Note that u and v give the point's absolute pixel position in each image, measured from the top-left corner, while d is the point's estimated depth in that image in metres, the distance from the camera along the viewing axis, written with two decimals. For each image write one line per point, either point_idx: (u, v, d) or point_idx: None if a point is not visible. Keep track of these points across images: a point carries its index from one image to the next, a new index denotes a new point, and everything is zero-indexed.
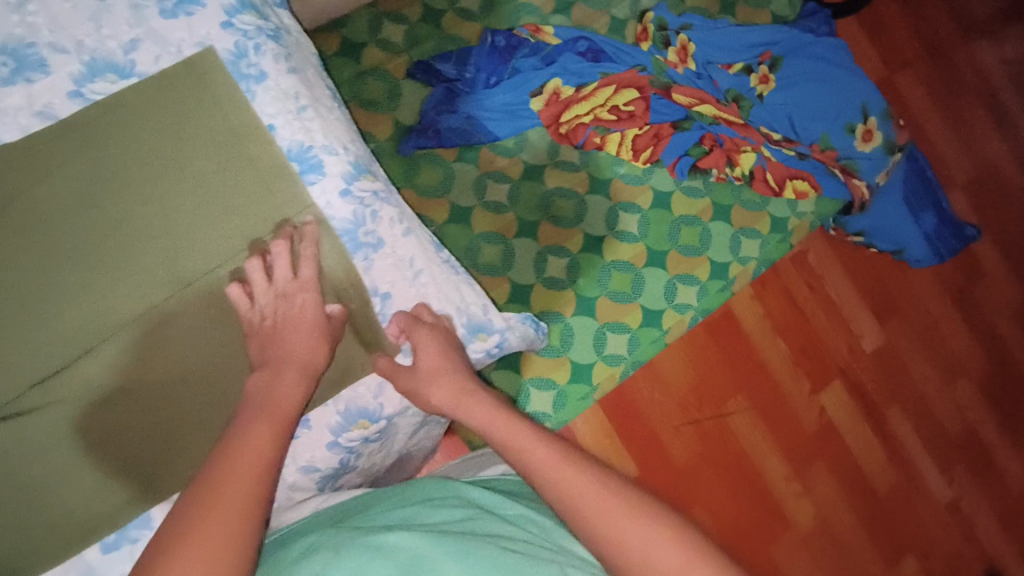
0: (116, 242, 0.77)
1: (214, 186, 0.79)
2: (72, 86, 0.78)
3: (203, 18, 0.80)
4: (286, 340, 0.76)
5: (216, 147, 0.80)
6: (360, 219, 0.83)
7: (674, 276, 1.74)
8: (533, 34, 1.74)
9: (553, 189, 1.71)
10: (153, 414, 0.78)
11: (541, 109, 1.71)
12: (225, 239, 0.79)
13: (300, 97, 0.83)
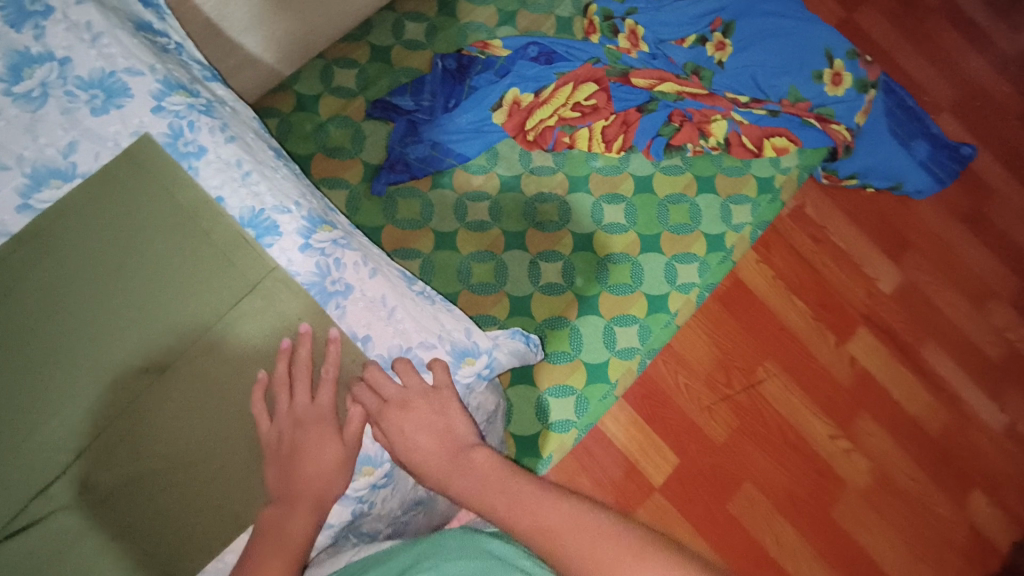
0: (89, 341, 0.79)
1: (175, 266, 0.82)
2: (20, 199, 0.80)
3: (134, 108, 0.84)
4: (308, 433, 0.81)
5: (172, 230, 0.83)
6: (324, 270, 0.85)
7: (672, 257, 1.71)
8: (482, 50, 1.75)
9: (534, 196, 1.71)
10: (156, 503, 0.78)
11: (505, 122, 1.71)
12: (194, 316, 0.81)
13: (242, 164, 0.87)
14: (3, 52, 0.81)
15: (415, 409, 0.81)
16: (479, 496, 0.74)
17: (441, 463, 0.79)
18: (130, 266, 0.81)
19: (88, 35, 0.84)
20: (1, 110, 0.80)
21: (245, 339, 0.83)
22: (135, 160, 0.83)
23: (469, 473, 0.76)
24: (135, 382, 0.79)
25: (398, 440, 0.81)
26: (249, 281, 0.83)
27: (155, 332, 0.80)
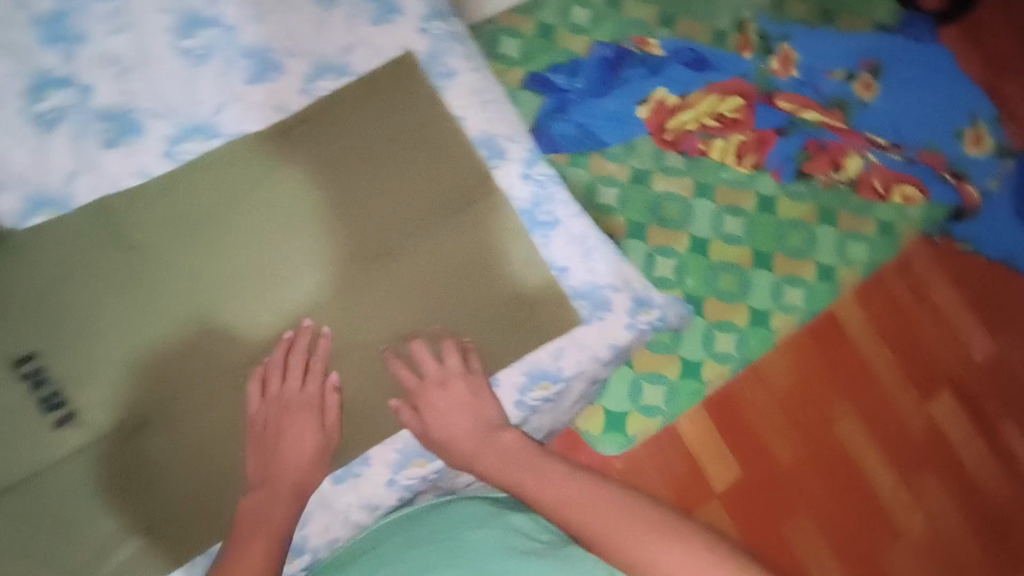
0: (145, 269, 0.75)
1: (242, 222, 0.78)
2: (301, 84, 0.82)
3: (403, 25, 0.86)
4: (288, 417, 0.74)
5: (270, 174, 0.79)
6: (539, 200, 0.86)
7: (778, 277, 1.60)
8: (639, 46, 1.68)
9: (661, 193, 1.61)
10: (156, 477, 0.72)
11: (645, 118, 1.63)
12: (260, 276, 0.77)
13: (485, 92, 0.88)
14: None
15: (453, 389, 0.77)
16: (507, 477, 0.72)
17: (472, 441, 0.76)
18: (335, 167, 0.81)
19: None
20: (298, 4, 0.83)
21: (452, 258, 0.81)
22: (395, 74, 0.84)
23: (496, 451, 0.74)
24: (357, 275, 0.79)
25: (432, 423, 0.77)
26: (456, 203, 0.83)
27: (367, 230, 0.80)
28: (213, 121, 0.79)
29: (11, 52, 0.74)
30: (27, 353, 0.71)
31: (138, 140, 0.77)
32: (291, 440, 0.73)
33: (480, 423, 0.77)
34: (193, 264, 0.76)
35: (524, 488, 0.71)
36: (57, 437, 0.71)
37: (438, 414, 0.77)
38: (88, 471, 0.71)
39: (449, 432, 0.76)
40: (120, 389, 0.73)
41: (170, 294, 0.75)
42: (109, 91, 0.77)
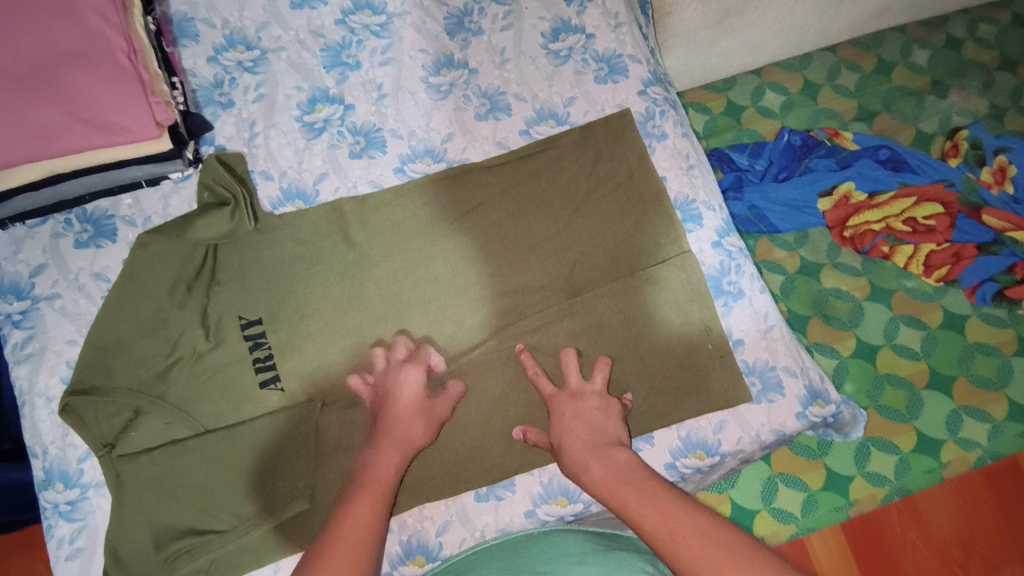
0: (319, 273, 0.83)
1: (413, 246, 0.85)
2: (524, 126, 0.91)
3: (626, 86, 0.93)
4: (397, 378, 0.77)
5: (456, 202, 0.87)
6: (725, 270, 0.86)
7: (961, 405, 1.26)
8: (830, 137, 1.42)
9: (830, 289, 1.36)
10: (293, 472, 0.76)
11: (827, 211, 1.36)
12: (431, 300, 0.83)
13: (690, 157, 0.91)
14: (552, 18, 0.95)
15: (586, 400, 0.77)
16: (609, 493, 0.69)
17: (587, 451, 0.73)
18: (541, 204, 0.88)
19: (615, 21, 0.95)
20: (535, 57, 0.93)
21: (634, 308, 0.84)
22: (613, 128, 0.90)
23: (604, 463, 0.71)
24: (540, 306, 0.84)
25: (558, 435, 0.76)
26: (646, 258, 0.86)
27: (558, 267, 0.86)
28: (441, 147, 0.89)
29: (301, 70, 0.89)
30: (253, 318, 0.81)
31: (378, 154, 0.88)
32: (399, 397, 0.76)
33: (598, 434, 0.74)
34: (402, 268, 0.84)
35: (624, 503, 0.67)
36: (229, 407, 0.79)
37: (564, 420, 0.76)
38: (273, 429, 0.77)
39: (568, 430, 0.75)
40: (317, 362, 0.80)
41: (376, 288, 0.83)
42: (358, 109, 0.89)
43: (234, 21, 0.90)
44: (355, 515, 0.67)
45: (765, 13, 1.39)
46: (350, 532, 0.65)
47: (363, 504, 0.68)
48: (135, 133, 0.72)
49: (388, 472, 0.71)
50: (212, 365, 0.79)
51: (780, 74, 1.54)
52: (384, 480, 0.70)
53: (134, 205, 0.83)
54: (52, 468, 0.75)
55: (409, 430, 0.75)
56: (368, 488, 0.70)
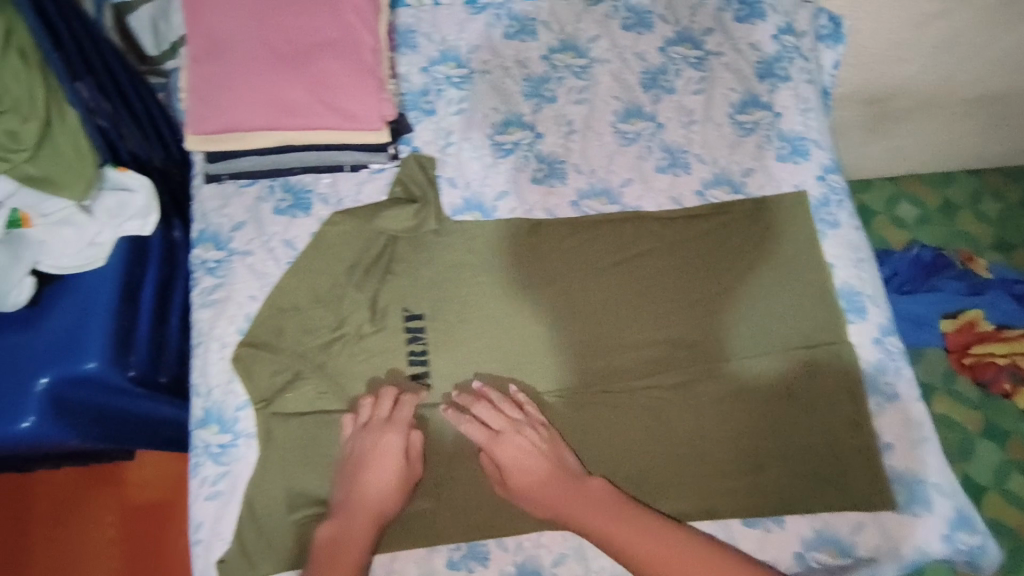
0: (479, 283, 0.86)
1: (577, 280, 0.87)
2: (699, 187, 0.93)
3: (806, 169, 0.94)
4: (376, 438, 0.76)
5: (617, 246, 0.89)
6: (882, 368, 0.84)
7: None
8: (964, 261, 1.34)
9: (940, 415, 1.27)
10: (432, 468, 0.80)
11: (948, 332, 1.22)
12: (583, 333, 0.85)
13: (861, 251, 0.90)
14: (743, 90, 0.98)
15: (529, 441, 0.77)
16: (596, 530, 0.71)
17: (554, 494, 0.75)
18: (704, 264, 0.88)
19: (806, 105, 0.97)
20: (721, 125, 0.96)
21: (781, 385, 0.83)
22: (785, 207, 0.91)
23: (583, 498, 0.74)
24: (687, 363, 0.84)
25: (510, 472, 0.76)
26: (801, 338, 0.84)
27: (711, 328, 0.85)
28: (618, 190, 0.92)
29: (502, 95, 0.95)
30: (416, 312, 0.84)
31: (558, 184, 0.91)
32: (376, 462, 0.75)
33: (562, 470, 0.76)
34: (558, 296, 0.86)
35: (612, 540, 0.71)
36: (377, 390, 0.82)
37: (514, 465, 0.76)
38: (419, 421, 0.81)
39: (530, 489, 0.75)
40: (465, 367, 0.83)
41: (531, 308, 0.86)
42: (546, 140, 0.93)
43: (450, 40, 0.97)
44: None
45: (924, 124, 1.40)
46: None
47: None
48: (361, 122, 0.77)
49: (357, 548, 0.71)
50: (369, 347, 0.83)
51: (918, 188, 1.52)
52: (361, 552, 0.71)
53: (331, 186, 0.89)
54: (211, 409, 0.79)
55: (378, 498, 0.74)
56: (334, 565, 0.69)
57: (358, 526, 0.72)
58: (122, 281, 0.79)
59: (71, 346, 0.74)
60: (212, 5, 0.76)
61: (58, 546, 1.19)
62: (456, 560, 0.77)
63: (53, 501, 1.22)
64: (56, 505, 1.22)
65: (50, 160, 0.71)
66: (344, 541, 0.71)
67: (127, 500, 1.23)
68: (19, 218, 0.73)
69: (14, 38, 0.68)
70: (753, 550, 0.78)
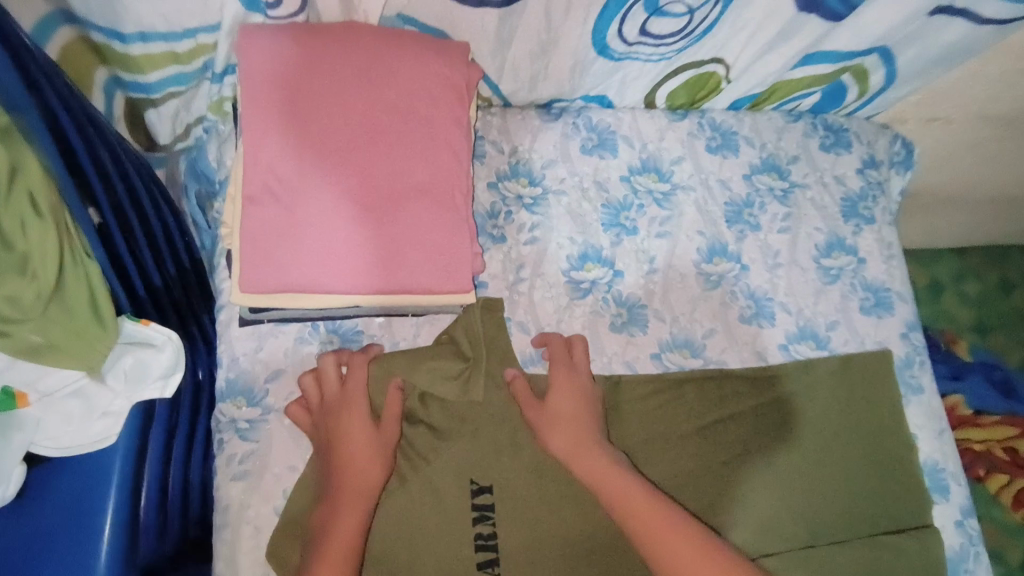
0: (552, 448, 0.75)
1: (670, 433, 0.80)
2: (784, 341, 0.86)
3: (889, 324, 0.89)
4: (341, 404, 0.69)
5: (705, 401, 0.81)
6: (963, 555, 0.81)
7: None
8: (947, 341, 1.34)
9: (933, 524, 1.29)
10: None
11: None
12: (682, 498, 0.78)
13: (942, 419, 0.87)
14: (828, 230, 0.91)
15: (562, 390, 0.74)
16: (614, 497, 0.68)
17: (587, 454, 0.70)
18: (791, 430, 0.82)
19: (888, 251, 0.92)
20: (806, 270, 0.90)
21: (876, 572, 0.78)
22: (870, 370, 0.86)
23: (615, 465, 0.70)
24: (788, 537, 0.79)
25: (545, 432, 0.72)
26: (886, 521, 0.81)
27: (799, 510, 0.80)
28: (701, 343, 0.84)
29: (578, 220, 0.84)
30: (485, 484, 0.73)
31: (639, 332, 0.82)
32: (348, 428, 0.68)
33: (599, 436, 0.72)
34: (651, 451, 0.79)
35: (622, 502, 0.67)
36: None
37: (550, 422, 0.72)
38: None
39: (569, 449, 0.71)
40: (534, 550, 0.72)
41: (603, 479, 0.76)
42: (627, 279, 0.84)
43: (522, 150, 0.85)
44: None
45: (943, 225, 1.40)
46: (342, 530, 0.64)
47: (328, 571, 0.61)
48: (451, 285, 0.65)
49: (350, 536, 0.63)
50: (422, 523, 0.71)
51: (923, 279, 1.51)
52: (350, 540, 0.63)
53: (384, 326, 0.76)
54: None
55: (363, 470, 0.67)
56: (326, 554, 0.62)
57: (367, 466, 0.67)
58: (136, 461, 0.64)
59: (75, 554, 0.60)
60: (270, 151, 0.62)
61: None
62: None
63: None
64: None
65: (58, 322, 0.58)
66: (352, 475, 0.66)
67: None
68: (12, 395, 0.59)
69: (24, 178, 0.53)
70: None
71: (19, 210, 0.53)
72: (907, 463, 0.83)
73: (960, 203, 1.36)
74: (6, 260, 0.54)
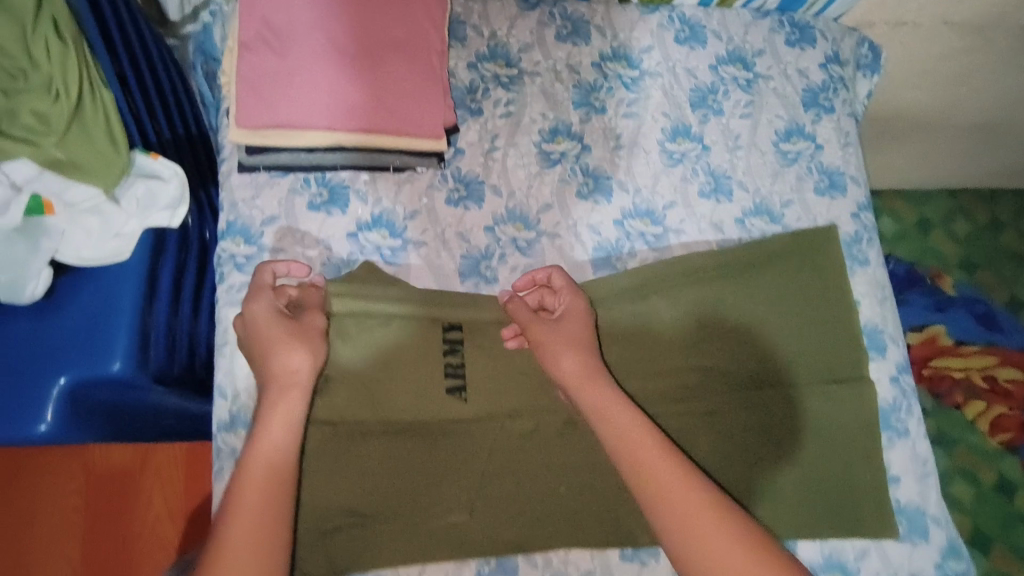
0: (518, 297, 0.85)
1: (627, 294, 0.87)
2: (740, 215, 0.93)
3: (841, 204, 0.95)
4: (262, 315, 0.70)
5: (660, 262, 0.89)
6: (896, 405, 0.90)
7: None
8: (933, 277, 1.38)
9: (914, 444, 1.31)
10: (460, 483, 0.79)
11: (913, 344, 1.28)
12: (636, 356, 0.86)
13: (885, 288, 0.94)
14: (788, 118, 0.97)
15: (569, 323, 0.77)
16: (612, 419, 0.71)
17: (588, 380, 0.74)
18: (739, 294, 0.89)
19: (845, 140, 0.97)
20: (765, 152, 0.95)
21: (805, 417, 0.87)
22: (818, 243, 0.92)
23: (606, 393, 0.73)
24: (732, 389, 0.86)
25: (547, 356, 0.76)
26: (826, 374, 0.88)
27: (748, 362, 0.88)
28: (662, 212, 0.91)
29: (550, 100, 0.92)
30: (455, 322, 0.82)
31: (603, 201, 0.90)
32: (267, 338, 0.69)
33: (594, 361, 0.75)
34: (612, 321, 0.86)
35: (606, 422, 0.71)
36: (403, 400, 0.79)
37: (560, 344, 0.75)
38: (446, 433, 0.79)
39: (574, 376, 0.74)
40: (497, 379, 0.82)
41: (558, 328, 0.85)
42: (592, 153, 0.91)
43: (500, 35, 0.92)
44: (245, 496, 0.61)
45: (939, 158, 1.40)
46: (271, 422, 0.66)
47: (253, 487, 0.62)
48: (424, 130, 0.74)
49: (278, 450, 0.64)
50: (391, 360, 0.79)
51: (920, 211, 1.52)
52: (277, 446, 0.64)
53: (369, 184, 0.84)
54: (239, 413, 0.77)
55: (285, 377, 0.68)
56: (250, 465, 0.63)
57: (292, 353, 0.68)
58: (148, 278, 0.72)
59: (91, 345, 0.69)
60: (263, 3, 0.70)
61: (18, 507, 1.15)
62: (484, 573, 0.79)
63: (11, 464, 1.17)
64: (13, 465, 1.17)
65: (79, 143, 0.67)
66: (281, 366, 0.68)
67: (92, 466, 1.19)
68: (40, 204, 0.67)
69: (49, 7, 0.64)
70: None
71: (45, 32, 0.64)
72: (846, 324, 0.90)
73: (945, 133, 1.35)
74: (36, 77, 0.64)
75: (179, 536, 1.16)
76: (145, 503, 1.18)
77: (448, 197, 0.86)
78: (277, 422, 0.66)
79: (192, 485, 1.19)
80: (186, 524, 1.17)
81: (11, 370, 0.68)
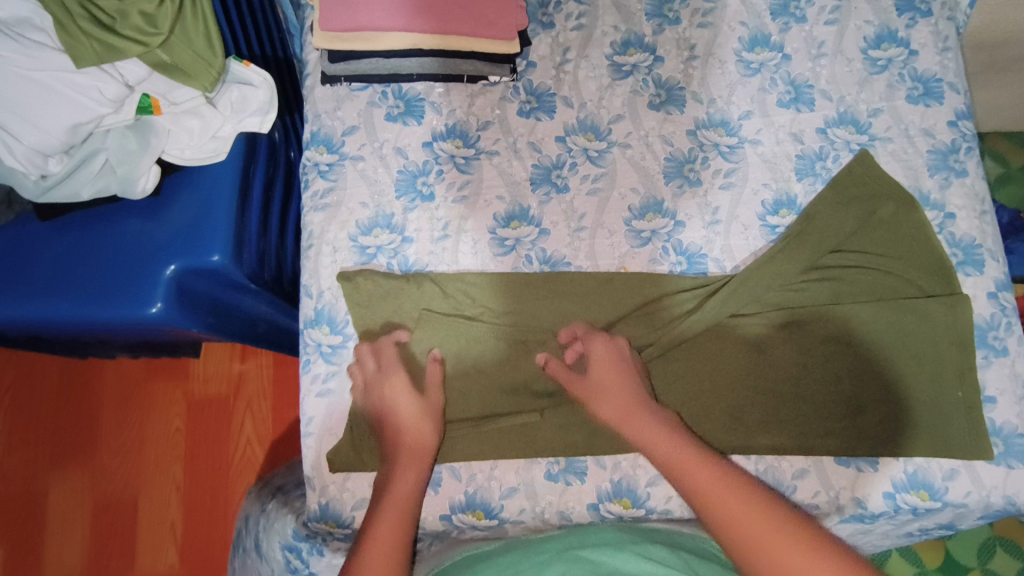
0: (586, 206, 0.85)
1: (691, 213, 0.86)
2: (823, 125, 0.89)
3: (936, 112, 0.89)
4: (387, 384, 0.76)
5: (730, 175, 0.87)
6: (994, 323, 0.83)
7: None
8: None
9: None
10: (526, 387, 0.81)
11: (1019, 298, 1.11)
12: (695, 291, 0.83)
13: (984, 202, 0.87)
14: (879, 23, 0.91)
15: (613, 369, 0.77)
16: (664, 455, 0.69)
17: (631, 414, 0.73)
18: (815, 218, 0.85)
19: (944, 45, 0.90)
20: (851, 60, 0.90)
21: (889, 334, 0.82)
22: (885, 180, 0.86)
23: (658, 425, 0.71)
24: (803, 309, 0.83)
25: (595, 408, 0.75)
26: (910, 291, 0.84)
27: (826, 275, 0.84)
28: (737, 123, 0.89)
29: (623, 13, 0.91)
30: (525, 227, 0.84)
31: (676, 111, 0.89)
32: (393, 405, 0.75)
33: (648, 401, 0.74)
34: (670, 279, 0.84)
35: (672, 461, 0.68)
36: (469, 305, 0.81)
37: (596, 395, 0.76)
38: (511, 342, 0.81)
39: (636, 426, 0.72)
40: (563, 290, 0.82)
41: (636, 255, 0.85)
42: (664, 64, 0.90)
43: None
44: (379, 532, 0.64)
45: None
46: (399, 492, 0.69)
47: (389, 518, 0.66)
48: (496, 31, 0.81)
49: (407, 491, 0.69)
50: (455, 274, 0.82)
51: None
52: (407, 491, 0.69)
53: (444, 96, 0.86)
54: (322, 310, 0.82)
55: (412, 439, 0.74)
56: (389, 504, 0.68)
57: (421, 432, 0.74)
58: (241, 178, 0.79)
59: (193, 237, 0.76)
60: None
61: (127, 427, 1.26)
62: (554, 473, 0.80)
63: (121, 387, 1.28)
64: (121, 389, 1.28)
65: (181, 46, 0.72)
66: (411, 441, 0.74)
67: (191, 393, 1.27)
68: (150, 103, 0.74)
69: None
70: (845, 487, 0.81)
71: None
72: (933, 246, 0.84)
73: None
74: None
75: (269, 459, 1.24)
76: (238, 429, 1.26)
77: (521, 108, 0.87)
78: (407, 472, 0.71)
79: (279, 414, 1.26)
80: (275, 449, 1.25)
81: (126, 257, 0.75)
